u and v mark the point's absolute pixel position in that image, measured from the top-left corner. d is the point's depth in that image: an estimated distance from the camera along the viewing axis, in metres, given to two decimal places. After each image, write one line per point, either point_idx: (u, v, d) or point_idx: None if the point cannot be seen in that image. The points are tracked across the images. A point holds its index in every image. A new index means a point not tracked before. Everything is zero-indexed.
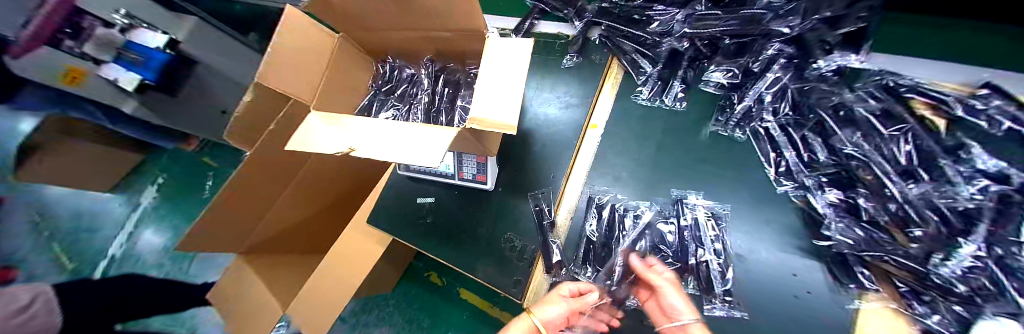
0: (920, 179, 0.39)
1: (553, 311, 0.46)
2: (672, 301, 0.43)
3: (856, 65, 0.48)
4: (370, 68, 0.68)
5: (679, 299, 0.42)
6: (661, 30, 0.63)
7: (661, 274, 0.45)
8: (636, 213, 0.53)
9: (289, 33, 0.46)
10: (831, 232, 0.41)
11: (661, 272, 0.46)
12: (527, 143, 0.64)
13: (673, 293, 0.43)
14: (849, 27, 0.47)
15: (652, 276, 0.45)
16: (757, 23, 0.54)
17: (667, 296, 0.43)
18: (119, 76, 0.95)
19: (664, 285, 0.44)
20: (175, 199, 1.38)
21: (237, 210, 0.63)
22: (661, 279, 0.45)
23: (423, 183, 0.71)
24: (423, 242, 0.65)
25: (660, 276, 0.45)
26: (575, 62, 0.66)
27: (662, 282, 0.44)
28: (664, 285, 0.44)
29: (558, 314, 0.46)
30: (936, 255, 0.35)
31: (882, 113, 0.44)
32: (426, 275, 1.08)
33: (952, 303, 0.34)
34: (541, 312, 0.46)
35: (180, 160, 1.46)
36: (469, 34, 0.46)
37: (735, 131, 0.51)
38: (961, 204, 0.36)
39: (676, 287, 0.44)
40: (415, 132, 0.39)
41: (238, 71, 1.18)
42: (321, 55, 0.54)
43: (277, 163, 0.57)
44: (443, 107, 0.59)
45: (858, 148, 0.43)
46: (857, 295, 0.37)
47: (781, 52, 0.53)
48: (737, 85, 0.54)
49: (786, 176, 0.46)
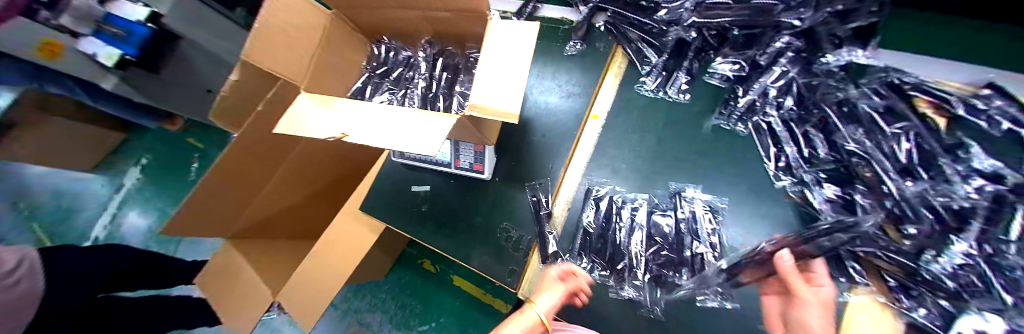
0: (918, 177, 0.39)
1: (550, 298, 0.40)
2: (814, 322, 0.35)
3: (861, 61, 0.47)
4: (365, 49, 0.65)
5: (820, 319, 0.35)
6: (668, 19, 0.59)
7: (820, 293, 0.36)
8: (633, 206, 0.54)
9: (278, 7, 0.43)
10: (828, 227, 0.41)
11: (821, 291, 0.36)
12: (527, 131, 0.63)
13: (822, 316, 0.35)
14: (861, 22, 0.44)
15: (804, 290, 0.36)
16: (768, 15, 0.50)
17: (810, 314, 0.35)
18: (97, 51, 0.89)
19: (813, 304, 0.35)
20: (161, 180, 1.35)
21: (227, 192, 0.62)
22: (813, 293, 0.36)
23: (419, 171, 0.69)
24: (418, 230, 0.65)
25: (818, 293, 0.36)
26: (579, 49, 0.64)
27: (812, 299, 0.35)
28: (812, 302, 0.35)
29: (556, 300, 0.40)
30: (928, 252, 0.37)
31: (885, 110, 0.44)
32: (419, 262, 1.08)
33: (938, 298, 0.36)
34: (541, 300, 0.39)
35: (164, 140, 1.41)
36: (472, 16, 0.44)
37: (737, 124, 0.50)
38: (955, 202, 0.37)
39: (826, 308, 0.36)
40: (412, 118, 0.37)
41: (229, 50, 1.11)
42: (310, 33, 0.50)
43: (266, 143, 0.56)
44: (441, 92, 0.57)
45: (860, 145, 0.43)
46: (846, 288, 0.39)
47: (789, 46, 0.51)
48: (743, 78, 0.53)
49: (785, 171, 0.46)
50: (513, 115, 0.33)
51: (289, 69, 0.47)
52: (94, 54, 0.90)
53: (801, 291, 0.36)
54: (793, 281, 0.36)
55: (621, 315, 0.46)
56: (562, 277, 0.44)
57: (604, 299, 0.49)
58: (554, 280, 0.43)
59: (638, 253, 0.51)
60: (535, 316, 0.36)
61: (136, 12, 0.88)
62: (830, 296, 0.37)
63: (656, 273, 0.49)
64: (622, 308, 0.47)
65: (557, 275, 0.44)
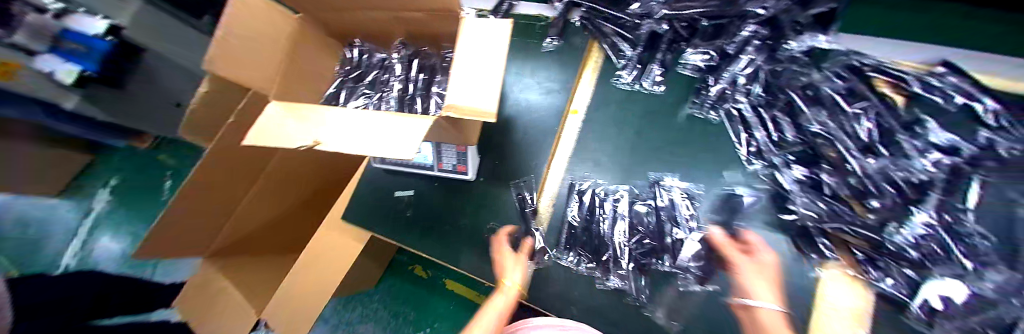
0: (879, 154, 0.41)
1: (513, 271, 0.47)
2: (756, 285, 0.38)
3: (824, 46, 0.48)
4: (337, 53, 0.65)
5: (766, 289, 0.38)
6: (640, 13, 0.59)
7: (762, 265, 0.40)
8: (615, 197, 0.54)
9: (241, 18, 0.41)
10: (796, 206, 0.44)
11: (766, 264, 0.40)
12: (509, 130, 0.62)
13: (766, 281, 0.38)
14: (822, 8, 0.47)
15: (744, 261, 0.41)
16: (735, 4, 0.52)
17: (751, 278, 0.39)
18: (54, 69, 0.83)
19: (753, 272, 0.39)
20: (133, 200, 1.28)
21: (201, 210, 0.59)
22: (754, 263, 0.40)
23: (402, 175, 0.68)
24: (404, 236, 0.64)
25: (760, 262, 0.40)
26: (555, 45, 0.65)
27: (751, 268, 0.40)
28: (752, 271, 0.39)
29: (519, 272, 0.47)
30: (891, 224, 0.39)
31: (846, 92, 0.45)
32: (411, 269, 1.06)
33: (903, 268, 0.39)
34: (509, 277, 0.47)
35: (132, 159, 1.34)
36: (445, 15, 0.43)
37: (710, 112, 0.52)
38: (914, 176, 0.38)
39: (771, 276, 0.39)
40: (383, 121, 0.35)
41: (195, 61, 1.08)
42: (280, 39, 0.49)
43: (240, 158, 0.54)
44: (418, 94, 0.56)
45: (824, 126, 0.44)
46: (817, 263, 0.42)
47: (756, 34, 0.51)
48: (713, 68, 0.54)
49: (756, 155, 0.48)
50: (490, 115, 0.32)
51: (254, 77, 0.45)
52: (51, 72, 0.83)
53: (741, 262, 0.41)
54: (728, 251, 0.43)
55: (609, 303, 0.49)
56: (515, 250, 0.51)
57: (592, 290, 0.50)
58: (508, 254, 0.50)
59: (621, 243, 0.51)
60: (511, 292, 0.45)
61: (94, 26, 0.83)
62: (774, 266, 0.41)
63: (640, 262, 0.50)
64: (609, 298, 0.49)
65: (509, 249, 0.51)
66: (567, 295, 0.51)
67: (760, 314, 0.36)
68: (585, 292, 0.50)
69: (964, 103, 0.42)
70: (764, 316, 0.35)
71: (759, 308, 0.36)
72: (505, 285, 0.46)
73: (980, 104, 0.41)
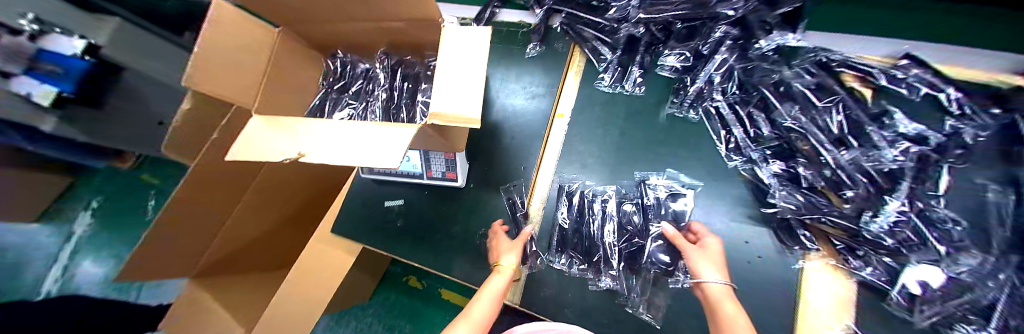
0: (851, 146, 0.43)
1: (509, 255, 0.49)
2: (703, 265, 0.41)
3: (793, 44, 0.50)
4: (319, 65, 0.65)
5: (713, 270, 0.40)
6: (617, 17, 0.62)
7: (708, 250, 0.43)
8: (603, 198, 0.55)
9: (226, 33, 0.41)
10: (775, 199, 0.44)
11: (711, 250, 0.43)
12: (497, 135, 0.63)
13: (714, 261, 0.41)
14: (788, 7, 0.49)
15: (692, 248, 0.43)
16: (706, 7, 0.54)
17: (698, 260, 0.41)
18: (30, 91, 0.80)
19: (700, 256, 0.42)
20: (115, 222, 1.25)
21: (186, 226, 0.57)
22: (700, 249, 0.43)
23: (391, 185, 0.68)
24: (394, 246, 0.63)
25: (705, 248, 0.43)
26: (538, 51, 0.66)
27: (699, 253, 0.42)
28: (701, 255, 0.42)
29: (515, 257, 0.49)
30: (866, 213, 0.40)
31: (816, 87, 0.47)
32: (404, 280, 1.05)
33: (882, 256, 0.41)
34: (505, 262, 0.48)
35: (115, 179, 1.30)
36: (425, 24, 0.44)
37: (689, 111, 0.53)
38: (885, 166, 0.41)
39: (717, 258, 0.42)
40: (370, 131, 0.35)
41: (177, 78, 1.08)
42: (259, 53, 0.49)
43: (227, 173, 0.53)
44: (404, 103, 0.56)
45: (797, 121, 0.46)
46: (800, 255, 0.43)
47: (727, 34, 0.53)
48: (689, 68, 0.56)
49: (735, 152, 0.49)
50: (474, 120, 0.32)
51: (236, 91, 0.45)
52: (28, 94, 0.81)
53: (689, 249, 0.43)
54: (678, 242, 0.45)
55: (602, 304, 0.49)
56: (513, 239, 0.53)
57: (584, 293, 0.50)
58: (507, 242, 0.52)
59: (612, 244, 0.52)
60: (504, 277, 0.47)
61: (72, 46, 0.81)
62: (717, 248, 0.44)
63: (630, 261, 0.51)
64: (601, 299, 0.49)
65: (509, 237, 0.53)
66: (560, 299, 0.51)
67: (709, 290, 0.39)
68: (577, 295, 0.50)
69: (927, 94, 0.45)
70: (712, 292, 0.39)
71: (707, 286, 0.39)
72: (500, 272, 0.48)
73: (943, 93, 0.44)
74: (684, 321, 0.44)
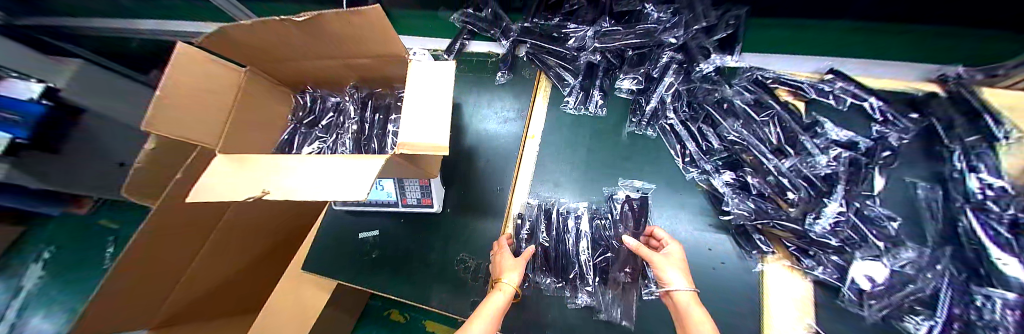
0: (789, 154, 0.48)
1: (513, 272, 0.45)
2: (669, 271, 0.41)
3: (731, 64, 0.57)
4: (289, 100, 0.66)
5: (680, 276, 0.40)
6: (576, 46, 0.67)
7: (671, 257, 0.42)
8: (577, 214, 0.56)
9: (187, 76, 0.42)
10: (730, 207, 0.48)
11: (675, 257, 0.43)
12: (471, 159, 0.64)
13: (678, 266, 0.41)
14: (721, 34, 0.58)
15: (657, 255, 0.43)
16: (652, 36, 0.61)
17: (664, 266, 0.41)
18: None
19: (664, 262, 0.41)
20: (71, 271, 1.14)
21: (141, 277, 0.54)
22: (662, 255, 0.43)
23: (368, 215, 0.68)
24: (370, 279, 0.62)
25: (666, 254, 0.43)
26: (507, 78, 0.69)
27: (662, 259, 0.42)
28: (663, 261, 0.42)
29: (518, 272, 0.45)
30: (810, 215, 0.44)
31: (755, 103, 0.53)
32: (388, 313, 1.01)
33: (831, 255, 0.44)
34: (506, 279, 0.44)
35: (75, 226, 1.23)
36: (389, 59, 0.46)
37: (647, 129, 0.58)
38: (820, 171, 0.46)
39: (680, 262, 0.42)
40: (335, 164, 0.35)
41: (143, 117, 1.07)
42: (227, 92, 0.49)
43: (186, 216, 0.51)
44: (374, 133, 0.57)
45: (739, 134, 0.51)
46: (759, 258, 0.45)
47: (673, 59, 0.60)
48: (643, 90, 0.61)
49: (691, 164, 0.53)
50: (443, 147, 0.33)
51: (201, 130, 0.45)
52: None
53: (654, 257, 0.43)
54: (641, 251, 0.43)
55: (580, 323, 0.48)
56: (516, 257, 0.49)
57: (563, 312, 0.50)
58: (510, 258, 0.48)
59: (587, 260, 0.53)
60: (506, 295, 0.43)
61: (29, 90, 0.89)
62: (682, 255, 0.44)
63: (605, 276, 0.52)
64: (580, 317, 0.49)
65: (511, 254, 0.49)
66: (543, 321, 0.50)
67: (677, 297, 0.39)
68: (555, 315, 0.50)
69: (853, 103, 0.51)
70: (680, 300, 0.39)
71: (675, 294, 0.39)
72: (500, 289, 0.44)
73: (867, 102, 0.50)
74: (662, 327, 0.45)
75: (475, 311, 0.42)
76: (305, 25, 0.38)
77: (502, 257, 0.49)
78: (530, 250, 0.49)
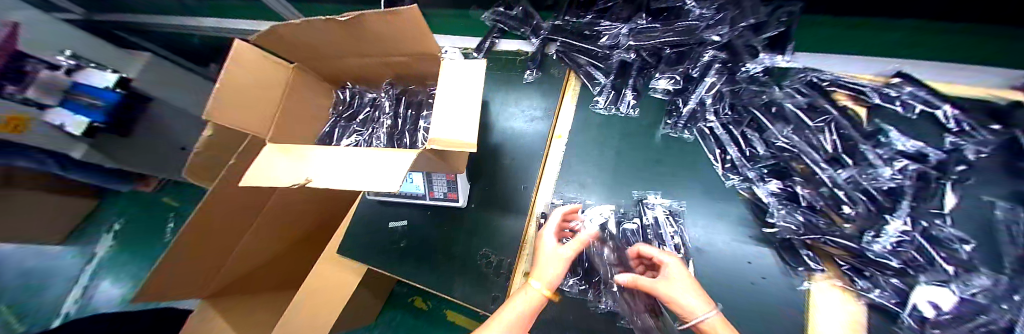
0: (846, 164, 0.44)
1: (553, 267, 0.42)
2: (684, 298, 0.37)
3: (783, 65, 0.53)
4: (330, 95, 0.69)
5: (695, 298, 0.36)
6: (609, 44, 0.65)
7: (673, 280, 0.38)
8: (602, 217, 0.54)
9: (238, 70, 0.45)
10: (774, 219, 0.45)
11: (676, 277, 0.39)
12: (497, 156, 0.65)
13: (685, 287, 0.38)
14: (771, 32, 0.54)
15: (659, 285, 0.39)
16: (692, 33, 0.57)
17: (674, 296, 0.37)
18: (65, 121, 0.93)
19: (670, 290, 0.38)
20: (133, 243, 1.28)
21: (200, 250, 0.60)
22: (662, 281, 0.39)
23: (398, 206, 0.70)
24: (397, 269, 0.64)
25: (666, 277, 0.39)
26: (535, 77, 0.69)
27: (664, 286, 0.39)
28: (669, 289, 0.38)
29: (561, 267, 0.42)
30: (868, 233, 0.40)
31: (808, 107, 0.49)
32: (411, 300, 1.05)
33: (890, 277, 0.39)
34: (540, 273, 0.41)
35: (139, 203, 1.37)
36: (423, 57, 0.47)
37: (684, 132, 0.55)
38: (884, 184, 0.41)
39: (686, 279, 0.39)
40: (373, 157, 0.37)
41: (184, 101, 1.22)
42: (278, 85, 0.53)
43: (238, 200, 0.56)
44: (407, 129, 0.58)
45: (789, 140, 0.48)
46: (806, 276, 0.42)
47: (716, 58, 0.56)
48: (681, 91, 0.58)
49: (732, 170, 0.50)
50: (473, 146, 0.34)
51: (255, 121, 0.49)
52: (62, 125, 0.93)
53: (657, 287, 0.39)
54: (642, 284, 0.40)
55: (602, 327, 0.48)
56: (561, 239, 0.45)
57: (587, 316, 0.49)
58: (556, 248, 0.44)
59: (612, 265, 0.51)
60: (537, 291, 0.40)
61: (104, 80, 0.97)
62: (683, 265, 0.40)
63: None
64: (603, 321, 0.48)
65: (555, 240, 0.45)
66: (563, 322, 0.50)
67: (707, 327, 0.35)
68: (577, 316, 0.49)
69: (923, 110, 0.45)
70: (712, 330, 0.35)
71: (704, 324, 0.35)
72: (531, 282, 0.41)
73: (939, 110, 0.44)
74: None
75: (504, 304, 0.41)
76: (349, 25, 0.40)
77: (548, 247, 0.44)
78: (584, 240, 0.43)
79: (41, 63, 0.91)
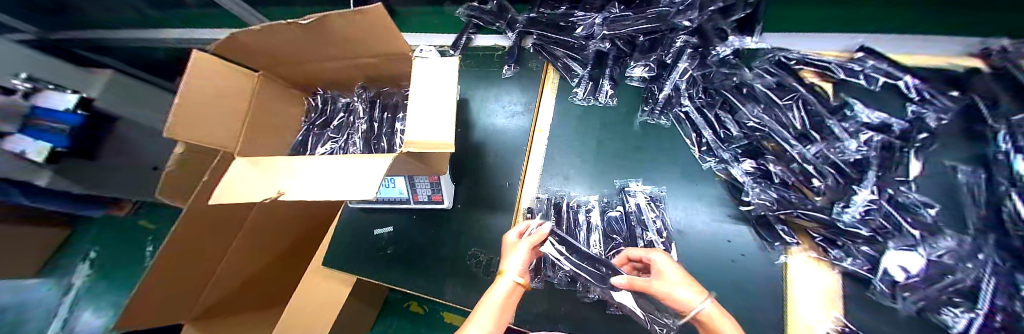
0: (814, 140, 0.45)
1: (518, 257, 0.42)
2: (677, 292, 0.36)
3: (751, 46, 0.53)
4: (301, 103, 0.67)
5: (688, 289, 0.36)
6: (584, 35, 0.65)
7: (666, 275, 0.38)
8: (587, 208, 0.55)
9: (196, 85, 0.43)
10: (750, 197, 0.46)
11: (668, 272, 0.39)
12: (480, 155, 0.64)
13: (677, 280, 0.37)
14: (739, 14, 0.53)
15: (653, 282, 0.38)
16: (664, 20, 0.58)
17: (669, 292, 0.36)
18: (25, 148, 0.87)
19: (667, 286, 0.37)
20: (112, 269, 1.23)
21: (181, 269, 0.59)
22: (657, 279, 0.38)
23: (383, 212, 0.69)
24: (387, 274, 0.63)
25: (661, 276, 0.38)
26: (514, 71, 0.68)
27: (660, 284, 0.37)
28: (666, 286, 0.37)
29: (525, 256, 0.42)
30: (837, 204, 0.42)
31: (777, 86, 0.50)
32: (406, 305, 1.04)
33: (860, 245, 0.41)
34: (509, 265, 0.42)
35: (116, 228, 1.32)
36: (394, 57, 0.46)
37: (661, 118, 0.56)
38: (850, 157, 0.43)
39: (677, 274, 0.38)
40: (348, 163, 0.36)
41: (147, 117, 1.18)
42: (240, 97, 0.51)
43: (217, 216, 0.55)
44: (383, 133, 0.57)
45: (760, 120, 0.48)
46: (783, 250, 0.44)
47: (687, 43, 0.56)
48: (655, 77, 0.58)
49: (708, 153, 0.51)
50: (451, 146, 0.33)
51: (218, 135, 0.47)
52: (22, 152, 0.88)
53: (652, 286, 0.38)
54: (641, 286, 0.39)
55: (592, 316, 0.48)
56: (521, 235, 0.46)
57: (577, 307, 0.50)
58: (518, 242, 0.45)
59: (599, 254, 0.51)
60: (511, 281, 0.40)
61: (64, 101, 0.92)
62: (672, 259, 0.41)
63: None
64: (592, 310, 0.49)
65: (516, 235, 0.46)
66: (553, 315, 0.50)
67: (706, 318, 0.34)
68: (570, 308, 0.50)
69: (886, 83, 0.46)
70: (710, 321, 0.34)
71: (703, 316, 0.34)
72: (503, 276, 0.41)
73: (901, 81, 0.45)
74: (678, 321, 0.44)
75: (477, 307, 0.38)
76: (311, 28, 0.38)
77: (512, 242, 0.45)
78: (542, 232, 0.45)
79: None
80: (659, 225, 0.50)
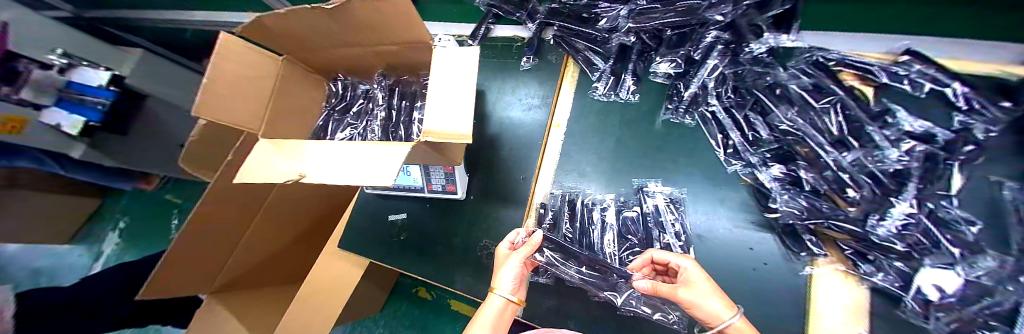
0: (851, 147, 0.42)
1: (509, 273, 0.42)
2: (707, 303, 0.35)
3: (788, 45, 0.49)
4: (323, 88, 0.68)
5: (716, 301, 0.35)
6: (607, 27, 0.62)
7: (694, 285, 0.37)
8: (602, 206, 0.55)
9: (223, 62, 0.43)
10: (777, 204, 0.44)
11: (696, 281, 0.37)
12: (496, 146, 0.64)
13: (706, 290, 0.36)
14: (776, 10, 0.47)
15: (679, 290, 0.36)
16: (693, 14, 0.53)
17: (697, 302, 0.35)
18: (61, 122, 0.92)
19: (694, 296, 0.35)
20: (143, 238, 1.32)
21: (200, 249, 0.63)
22: (683, 286, 0.37)
23: (395, 199, 0.70)
24: (399, 261, 0.64)
25: (688, 283, 0.37)
26: (533, 64, 0.67)
27: (687, 293, 0.36)
28: (695, 296, 0.35)
29: (516, 271, 0.42)
30: (872, 216, 0.39)
31: (813, 88, 0.46)
32: (414, 290, 1.06)
33: (894, 261, 0.39)
34: (501, 282, 0.41)
35: (144, 199, 1.39)
36: (414, 45, 0.45)
37: (685, 117, 0.54)
38: (890, 167, 0.40)
39: (706, 283, 0.37)
40: (367, 151, 0.36)
41: (175, 95, 1.23)
42: (266, 80, 0.52)
43: (231, 200, 0.57)
44: (402, 121, 0.57)
45: (793, 123, 0.46)
46: (808, 261, 0.42)
47: (718, 39, 0.53)
48: (682, 74, 0.57)
49: (734, 156, 0.49)
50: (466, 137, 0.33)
51: (241, 118, 0.48)
52: (59, 125, 0.92)
53: (678, 293, 0.37)
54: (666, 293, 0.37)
55: (603, 315, 0.48)
56: (513, 247, 0.46)
57: (586, 306, 0.49)
58: (510, 253, 0.44)
59: (613, 253, 0.51)
60: (503, 298, 0.40)
61: (97, 77, 0.97)
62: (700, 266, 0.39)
63: None
64: (604, 311, 0.48)
65: (508, 248, 0.45)
66: (563, 312, 0.50)
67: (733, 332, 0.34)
68: (579, 306, 0.50)
69: (931, 89, 0.40)
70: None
71: (729, 329, 0.34)
72: (495, 292, 0.41)
73: (948, 88, 0.39)
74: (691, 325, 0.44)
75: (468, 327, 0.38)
76: (335, 12, 0.38)
77: (503, 254, 0.45)
78: (533, 243, 0.44)
79: (31, 62, 0.86)
80: (679, 228, 0.49)
